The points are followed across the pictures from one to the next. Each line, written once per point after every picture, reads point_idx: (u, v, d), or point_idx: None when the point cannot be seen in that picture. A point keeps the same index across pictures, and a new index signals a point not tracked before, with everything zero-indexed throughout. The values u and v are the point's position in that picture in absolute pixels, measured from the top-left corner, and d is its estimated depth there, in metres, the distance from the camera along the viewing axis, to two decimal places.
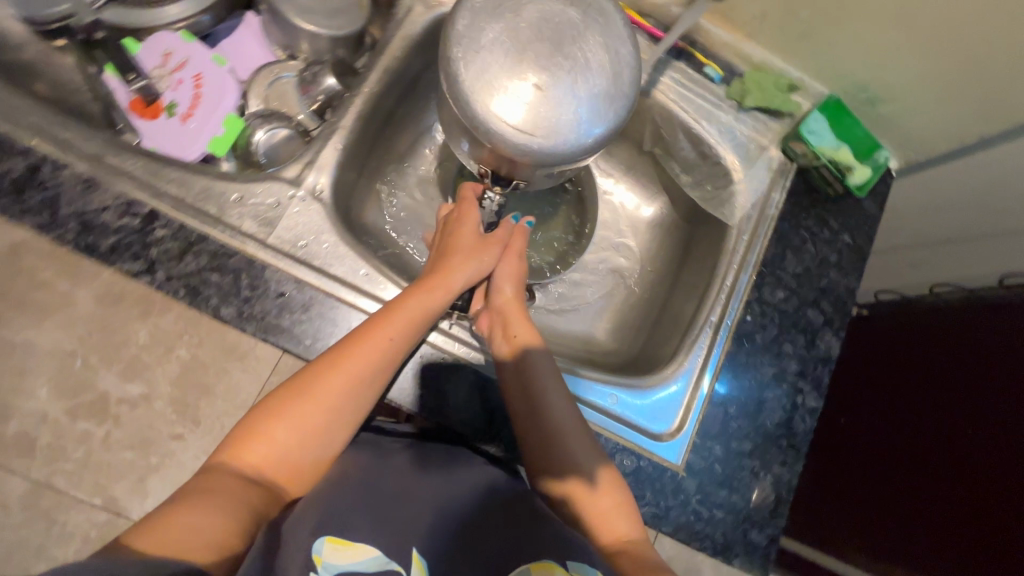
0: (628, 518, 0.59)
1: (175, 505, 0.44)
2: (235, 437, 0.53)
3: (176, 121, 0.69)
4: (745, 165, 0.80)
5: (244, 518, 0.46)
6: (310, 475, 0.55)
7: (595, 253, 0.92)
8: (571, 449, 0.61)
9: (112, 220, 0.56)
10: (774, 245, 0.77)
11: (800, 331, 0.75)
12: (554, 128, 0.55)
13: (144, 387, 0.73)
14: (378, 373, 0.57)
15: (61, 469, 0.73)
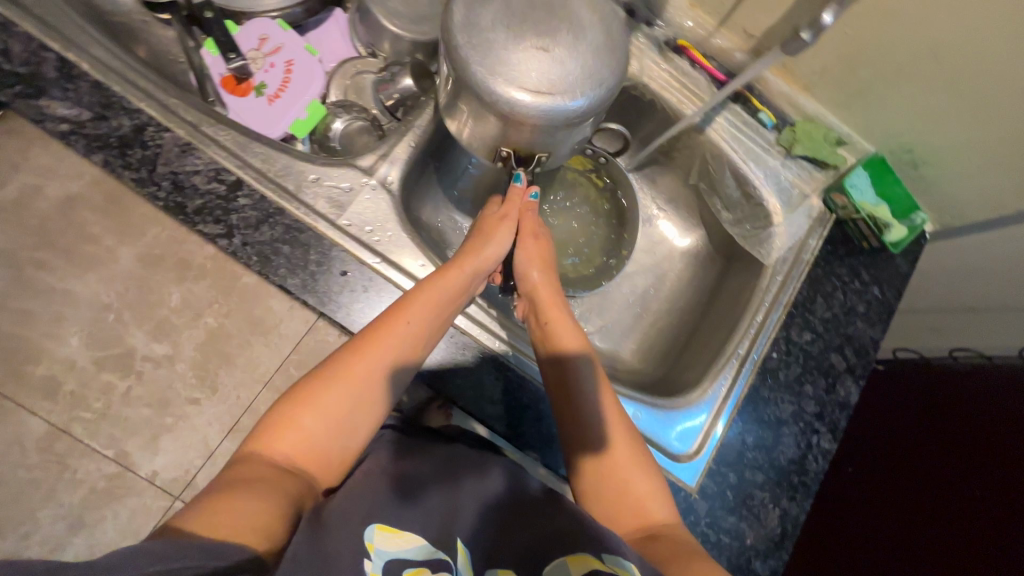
0: (661, 501, 0.61)
1: (215, 496, 0.45)
2: (264, 432, 0.54)
3: (264, 101, 0.75)
4: (787, 210, 0.83)
5: (283, 502, 0.47)
6: (339, 463, 0.56)
7: (629, 276, 0.96)
8: (604, 430, 0.64)
9: (200, 184, 0.60)
10: (806, 288, 0.80)
11: (821, 373, 0.78)
12: (566, 85, 0.58)
13: (164, 356, 1.21)
14: (401, 352, 0.60)
15: (75, 418, 1.19)
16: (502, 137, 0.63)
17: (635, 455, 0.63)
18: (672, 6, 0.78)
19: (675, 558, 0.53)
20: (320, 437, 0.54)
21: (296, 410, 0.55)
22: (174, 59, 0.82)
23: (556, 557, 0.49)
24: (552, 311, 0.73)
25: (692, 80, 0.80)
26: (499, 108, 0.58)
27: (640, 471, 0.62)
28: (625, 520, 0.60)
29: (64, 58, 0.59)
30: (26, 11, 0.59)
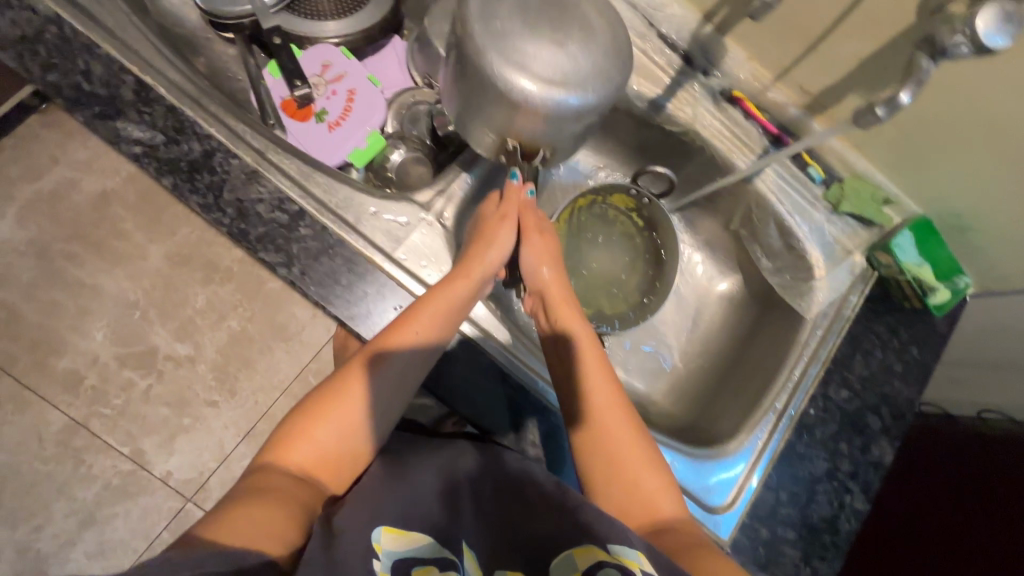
0: (670, 497, 0.58)
1: (234, 505, 0.48)
2: (280, 441, 0.55)
3: (324, 128, 0.75)
4: (829, 265, 0.84)
5: (300, 513, 0.49)
6: (354, 469, 0.57)
7: (665, 316, 0.96)
8: (611, 429, 0.60)
9: (264, 212, 0.61)
10: (846, 345, 0.80)
11: (856, 432, 0.77)
12: (578, 80, 0.59)
13: (189, 358, 1.38)
14: (417, 360, 0.59)
15: (100, 414, 1.34)
16: (508, 129, 0.63)
17: (646, 456, 0.60)
18: (729, 58, 0.79)
19: (687, 557, 0.52)
20: (330, 444, 0.55)
21: (306, 421, 0.56)
22: (234, 77, 0.83)
23: (561, 552, 0.51)
24: (559, 304, 0.68)
25: (744, 130, 0.81)
26: (507, 96, 0.58)
27: (651, 470, 0.59)
28: (635, 518, 0.57)
29: (141, 81, 0.60)
30: (107, 33, 0.60)
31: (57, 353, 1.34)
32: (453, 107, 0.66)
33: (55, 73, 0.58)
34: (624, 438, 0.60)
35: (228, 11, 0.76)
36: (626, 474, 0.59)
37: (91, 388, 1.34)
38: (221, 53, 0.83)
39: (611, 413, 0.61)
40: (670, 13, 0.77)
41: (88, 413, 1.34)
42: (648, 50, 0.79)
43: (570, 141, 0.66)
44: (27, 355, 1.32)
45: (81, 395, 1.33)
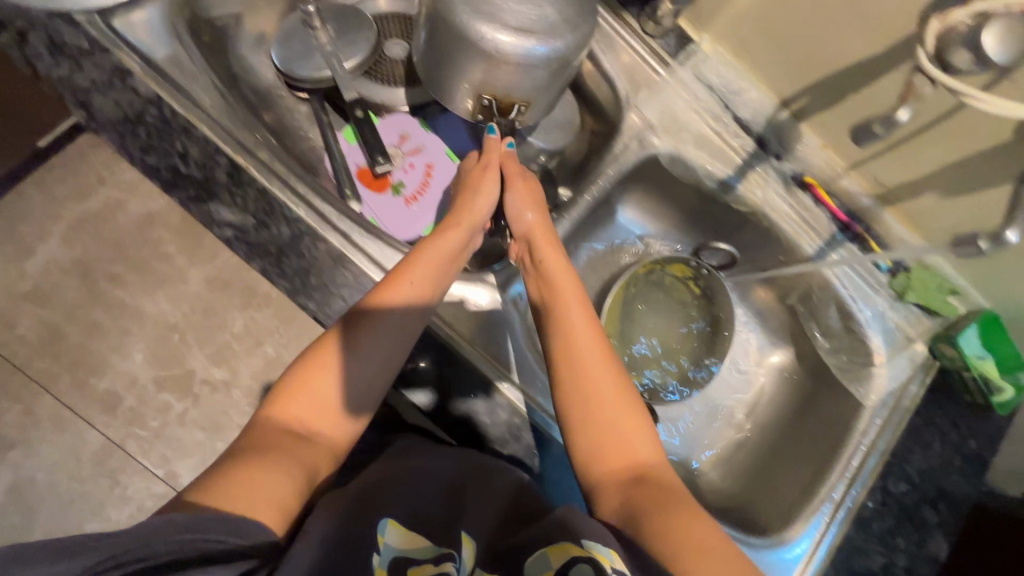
0: (648, 441, 0.60)
1: (227, 465, 0.48)
2: (273, 399, 0.55)
3: (401, 202, 0.76)
4: (889, 353, 0.83)
5: (293, 471, 0.50)
6: (352, 426, 0.57)
7: (716, 388, 0.95)
8: (590, 370, 0.61)
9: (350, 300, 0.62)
10: (905, 436, 0.80)
11: (913, 526, 0.77)
12: (550, 29, 0.63)
13: (223, 381, 1.39)
14: (413, 314, 0.60)
15: (135, 436, 1.34)
16: (482, 83, 0.67)
17: (626, 409, 0.60)
18: (805, 144, 0.78)
19: (658, 510, 0.53)
20: (322, 401, 0.55)
21: (300, 378, 0.55)
22: (305, 135, 0.83)
23: (535, 552, 0.48)
24: (545, 250, 0.68)
25: (812, 215, 0.81)
26: (483, 50, 0.63)
27: (637, 427, 0.60)
28: (613, 463, 0.59)
29: (235, 163, 0.60)
30: (203, 112, 0.61)
31: (96, 374, 1.34)
32: (429, 68, 0.70)
33: (155, 154, 0.58)
34: (600, 386, 0.61)
35: (316, 76, 0.77)
36: (600, 419, 0.60)
37: (128, 409, 1.35)
38: (291, 109, 0.83)
39: (591, 361, 0.62)
40: (749, 98, 0.77)
41: (124, 434, 1.34)
42: (724, 132, 0.78)
43: (544, 93, 0.70)
44: (67, 374, 1.33)
45: (118, 416, 1.34)
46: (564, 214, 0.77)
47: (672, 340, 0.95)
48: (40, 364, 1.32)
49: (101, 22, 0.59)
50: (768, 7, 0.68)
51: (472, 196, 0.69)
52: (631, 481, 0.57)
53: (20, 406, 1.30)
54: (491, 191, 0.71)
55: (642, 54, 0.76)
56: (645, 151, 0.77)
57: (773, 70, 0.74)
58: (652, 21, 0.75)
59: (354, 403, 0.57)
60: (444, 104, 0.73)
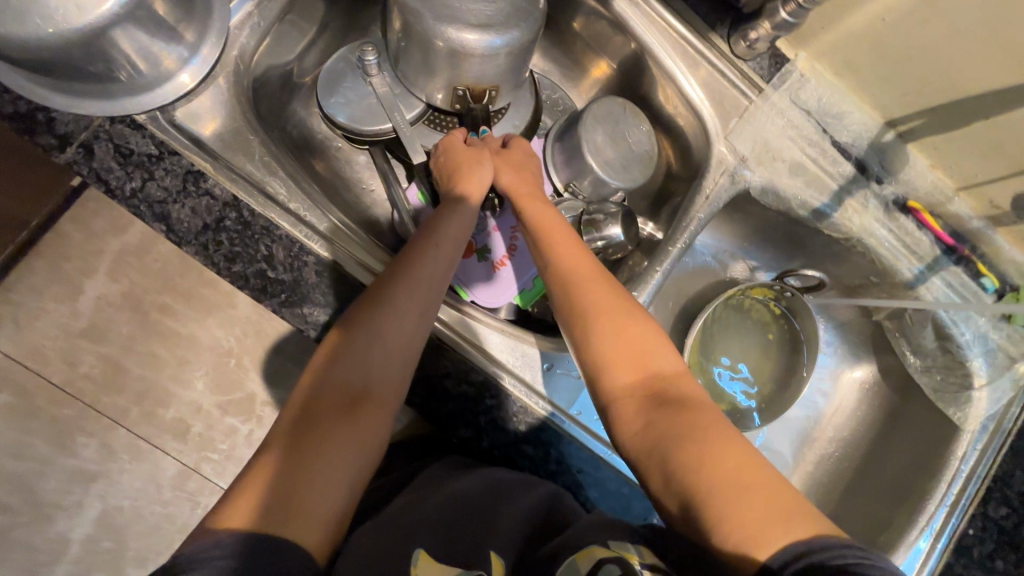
0: (663, 363, 0.58)
1: (266, 455, 0.48)
2: (315, 366, 0.54)
3: (488, 268, 0.77)
4: (989, 376, 0.80)
5: (326, 458, 0.48)
6: (390, 394, 0.54)
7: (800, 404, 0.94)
8: (596, 308, 0.60)
9: (451, 386, 0.63)
10: (1007, 460, 0.78)
11: (1014, 549, 0.77)
12: (507, 23, 0.61)
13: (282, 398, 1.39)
14: (429, 274, 0.58)
15: (207, 458, 1.36)
16: (454, 76, 0.66)
17: (641, 339, 0.59)
18: (911, 167, 0.74)
19: (683, 431, 0.52)
20: (361, 364, 0.53)
21: (334, 345, 0.54)
22: (367, 187, 0.78)
23: (565, 559, 0.51)
24: (536, 206, 0.67)
25: (914, 240, 0.76)
26: (448, 48, 0.61)
27: (657, 350, 0.59)
28: (634, 394, 0.56)
29: (324, 261, 0.57)
30: (283, 208, 0.57)
31: (163, 405, 1.33)
32: (406, 70, 0.69)
33: (240, 262, 0.55)
34: (610, 323, 0.59)
35: (363, 130, 0.72)
36: (613, 357, 0.58)
37: (197, 435, 1.36)
38: (348, 157, 0.78)
39: (598, 300, 0.60)
40: (851, 121, 0.73)
41: (198, 458, 1.36)
42: (822, 158, 0.73)
43: (513, 74, 0.68)
44: (134, 408, 1.32)
45: (189, 442, 1.35)
46: (654, 264, 0.70)
47: (756, 363, 0.92)
48: (109, 400, 1.31)
49: (162, 119, 0.55)
50: (880, 32, 0.62)
51: (470, 165, 0.67)
52: (650, 406, 0.55)
53: (95, 441, 1.31)
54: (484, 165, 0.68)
55: (731, 81, 0.71)
56: (735, 187, 0.72)
57: (879, 91, 0.69)
58: (744, 42, 0.69)
59: (393, 368, 0.54)
60: (428, 100, 0.72)
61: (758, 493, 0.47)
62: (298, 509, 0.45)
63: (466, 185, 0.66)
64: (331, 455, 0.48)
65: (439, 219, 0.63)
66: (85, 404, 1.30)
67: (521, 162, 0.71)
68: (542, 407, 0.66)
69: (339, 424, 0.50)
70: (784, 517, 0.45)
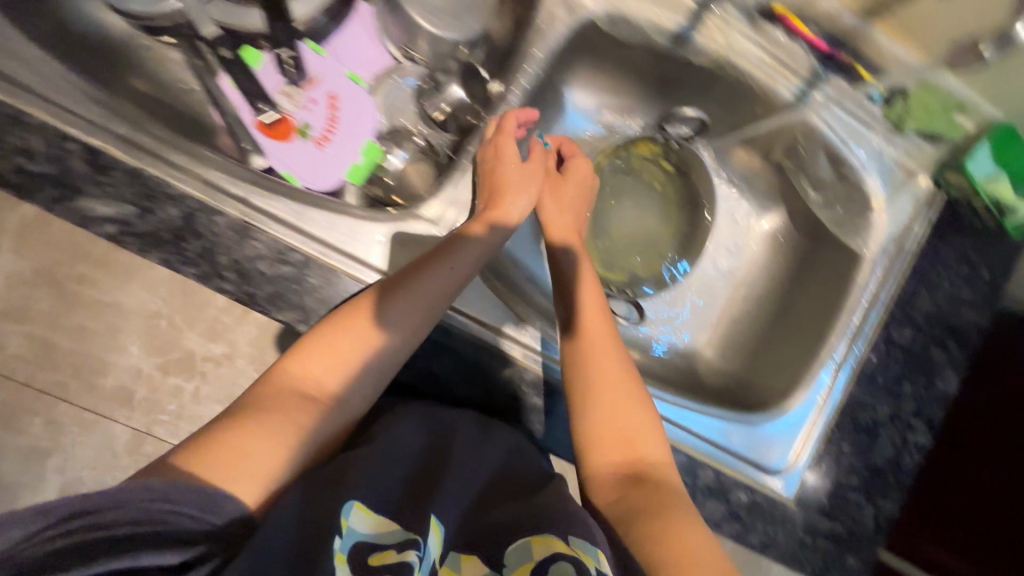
0: (654, 443, 0.57)
1: (236, 423, 0.47)
2: (301, 350, 0.53)
3: (312, 146, 0.64)
4: (889, 195, 0.75)
5: (291, 445, 0.48)
6: (354, 396, 0.54)
7: (710, 262, 0.88)
8: (609, 373, 0.59)
9: (266, 269, 0.56)
10: (910, 281, 0.74)
11: (921, 370, 0.75)
12: None
13: (225, 348, 1.13)
14: (419, 306, 0.55)
15: (157, 420, 1.13)
16: None
17: (633, 421, 0.58)
18: None
19: (655, 508, 0.51)
20: (344, 371, 0.53)
21: (326, 337, 0.53)
22: (186, 87, 0.69)
23: (517, 539, 0.45)
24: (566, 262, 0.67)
25: (786, 51, 0.71)
26: None
27: (647, 433, 0.57)
28: (617, 456, 0.56)
29: (93, 148, 0.52)
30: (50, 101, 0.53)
31: (98, 372, 1.10)
32: None
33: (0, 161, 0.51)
34: (611, 383, 0.59)
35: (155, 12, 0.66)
36: (618, 409, 0.58)
37: (141, 400, 1.13)
38: (159, 56, 0.69)
39: (604, 364, 0.59)
40: None
41: (149, 422, 1.14)
42: None
43: None
44: (71, 380, 1.10)
45: (136, 411, 1.12)
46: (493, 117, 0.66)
47: (651, 229, 0.87)
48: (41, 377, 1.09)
49: None
50: None
51: (523, 185, 0.64)
52: (628, 478, 0.54)
53: (41, 419, 1.10)
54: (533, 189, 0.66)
55: None
56: (575, 18, 0.68)
57: None
58: None
59: (369, 379, 0.54)
60: None
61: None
62: (250, 475, 0.44)
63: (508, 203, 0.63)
64: (292, 444, 0.48)
65: (445, 252, 0.58)
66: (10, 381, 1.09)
67: (572, 202, 0.72)
68: (537, 363, 0.64)
69: (307, 417, 0.50)
70: None
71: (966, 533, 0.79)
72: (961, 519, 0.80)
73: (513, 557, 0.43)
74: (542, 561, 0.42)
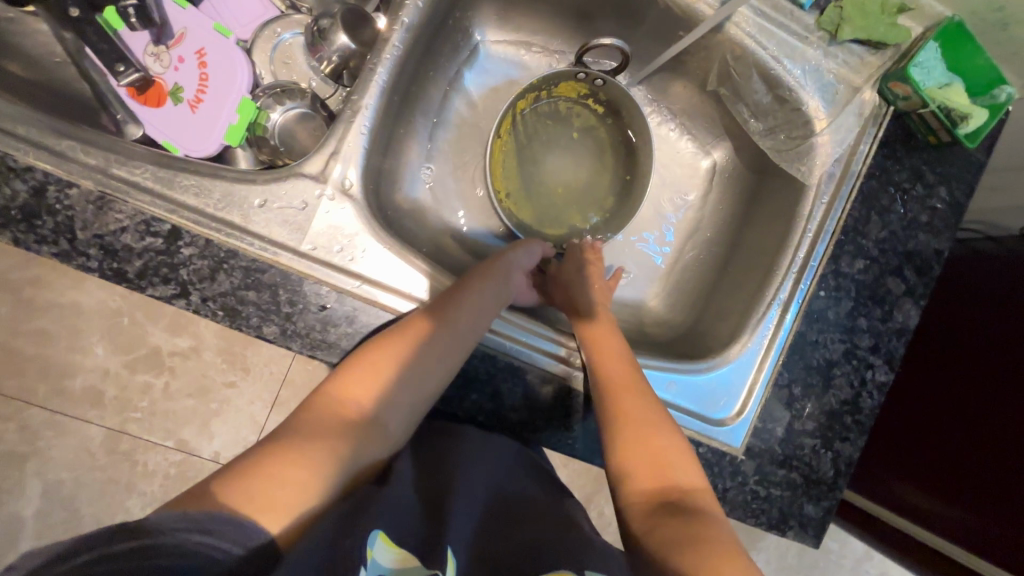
0: (693, 470, 0.55)
1: (275, 449, 0.47)
2: (338, 379, 0.53)
3: (186, 108, 0.60)
4: (832, 113, 0.69)
5: (326, 474, 0.47)
6: (386, 425, 0.53)
7: (652, 207, 0.83)
8: (643, 401, 0.59)
9: (133, 242, 0.52)
10: (858, 206, 0.68)
11: (876, 303, 0.69)
12: None
13: (192, 341, 1.10)
14: (449, 342, 0.56)
15: (131, 417, 1.09)
16: None
17: (669, 447, 0.56)
18: None
19: (690, 533, 0.48)
20: (381, 396, 0.53)
21: (362, 367, 0.53)
22: (51, 56, 0.63)
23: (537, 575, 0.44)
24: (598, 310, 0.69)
25: None
26: None
27: (681, 459, 0.55)
28: (654, 481, 0.53)
29: None
30: None
31: (68, 375, 1.07)
32: None
33: None
34: (643, 409, 0.58)
35: None
36: (653, 434, 0.56)
37: (114, 399, 1.09)
38: (24, 28, 0.64)
39: (632, 394, 0.58)
40: None
41: (123, 420, 1.09)
42: None
43: None
44: (39, 385, 1.07)
45: (108, 408, 1.08)
46: (373, 63, 0.58)
47: (586, 177, 0.81)
48: (12, 385, 1.06)
49: None
50: None
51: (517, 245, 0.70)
52: (663, 503, 0.51)
53: (15, 425, 1.06)
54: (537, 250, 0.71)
55: None
56: None
57: None
58: None
59: (406, 402, 0.55)
60: None
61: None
62: (276, 501, 0.43)
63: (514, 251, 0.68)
64: (331, 469, 0.47)
65: (474, 287, 0.60)
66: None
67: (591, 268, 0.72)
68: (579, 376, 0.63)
69: (346, 443, 0.50)
70: None
71: (937, 458, 0.79)
72: (938, 448, 0.79)
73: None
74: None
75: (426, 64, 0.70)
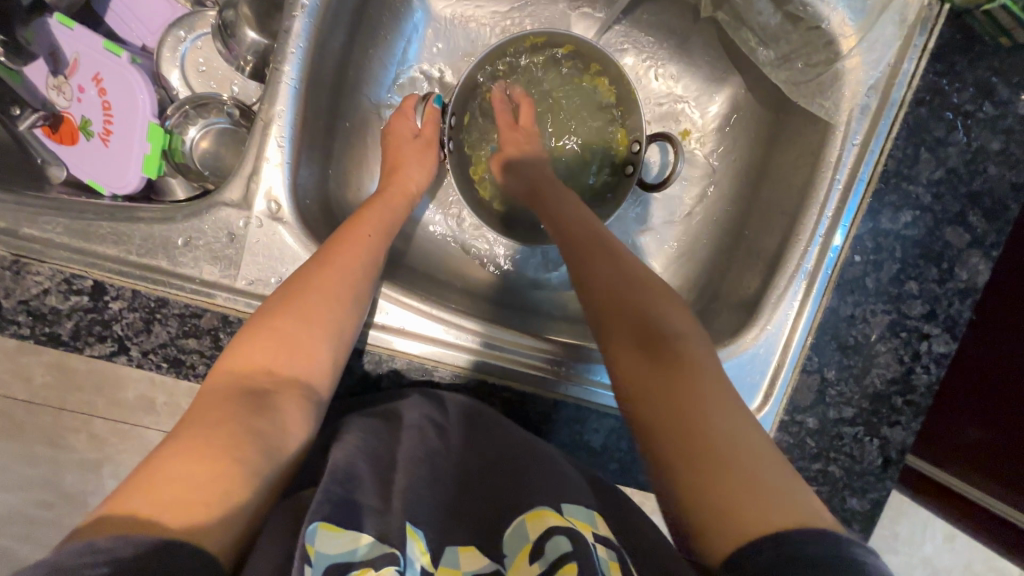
0: (677, 311, 0.47)
1: (167, 443, 0.37)
2: (235, 343, 0.45)
3: (97, 142, 0.56)
4: (862, 28, 0.53)
5: (240, 431, 0.38)
6: (313, 367, 0.46)
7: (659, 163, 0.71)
8: (618, 254, 0.52)
9: (58, 303, 0.48)
10: (903, 142, 0.55)
11: (931, 260, 0.56)
12: None
13: None
14: (362, 273, 0.50)
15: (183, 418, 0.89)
16: None
17: (644, 300, 0.48)
18: None
19: (680, 391, 0.41)
20: (291, 348, 0.45)
21: (262, 322, 0.45)
22: None
23: (516, 518, 0.44)
24: (555, 202, 0.60)
25: None
26: None
27: (667, 310, 0.47)
28: (635, 346, 0.45)
29: None
30: None
31: (116, 386, 0.88)
32: None
33: None
34: (604, 277, 0.50)
35: None
36: (619, 286, 0.49)
37: (165, 402, 0.89)
38: None
39: (592, 257, 0.52)
40: None
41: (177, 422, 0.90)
42: None
43: None
44: (86, 395, 0.88)
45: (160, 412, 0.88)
46: (279, 62, 0.51)
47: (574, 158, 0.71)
48: (74, 397, 0.87)
49: None
50: None
51: (406, 163, 0.63)
52: (648, 360, 0.44)
53: (85, 433, 0.90)
54: (427, 167, 0.64)
55: None
56: None
57: None
58: None
59: (326, 352, 0.47)
60: None
61: (783, 503, 0.35)
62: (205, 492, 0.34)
63: (404, 182, 0.61)
64: (240, 430, 0.39)
65: (368, 220, 0.54)
66: (44, 405, 0.88)
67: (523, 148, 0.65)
68: (557, 365, 0.57)
69: (259, 411, 0.41)
70: (790, 512, 0.35)
71: None
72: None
73: (512, 539, 0.42)
74: (538, 541, 0.40)
75: (358, 41, 0.60)
